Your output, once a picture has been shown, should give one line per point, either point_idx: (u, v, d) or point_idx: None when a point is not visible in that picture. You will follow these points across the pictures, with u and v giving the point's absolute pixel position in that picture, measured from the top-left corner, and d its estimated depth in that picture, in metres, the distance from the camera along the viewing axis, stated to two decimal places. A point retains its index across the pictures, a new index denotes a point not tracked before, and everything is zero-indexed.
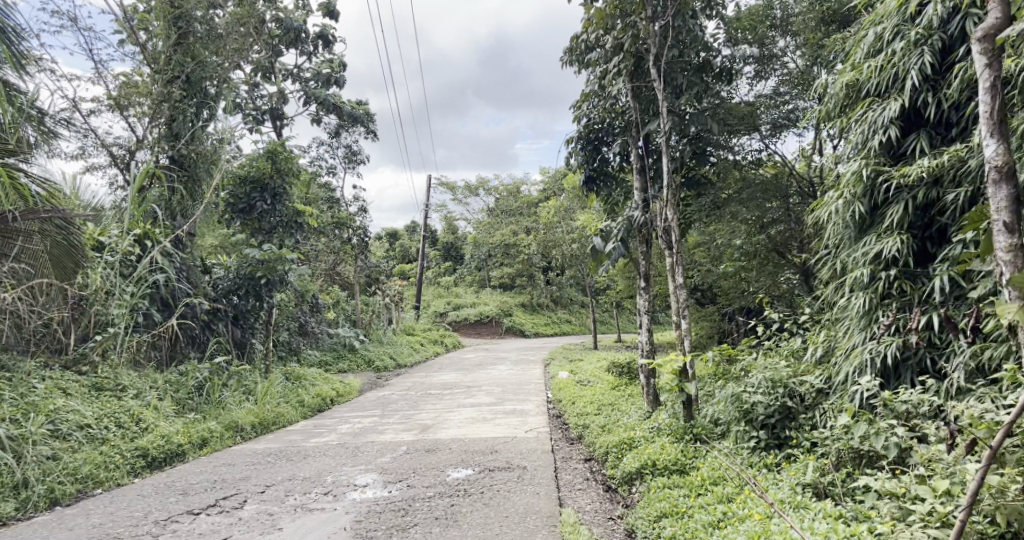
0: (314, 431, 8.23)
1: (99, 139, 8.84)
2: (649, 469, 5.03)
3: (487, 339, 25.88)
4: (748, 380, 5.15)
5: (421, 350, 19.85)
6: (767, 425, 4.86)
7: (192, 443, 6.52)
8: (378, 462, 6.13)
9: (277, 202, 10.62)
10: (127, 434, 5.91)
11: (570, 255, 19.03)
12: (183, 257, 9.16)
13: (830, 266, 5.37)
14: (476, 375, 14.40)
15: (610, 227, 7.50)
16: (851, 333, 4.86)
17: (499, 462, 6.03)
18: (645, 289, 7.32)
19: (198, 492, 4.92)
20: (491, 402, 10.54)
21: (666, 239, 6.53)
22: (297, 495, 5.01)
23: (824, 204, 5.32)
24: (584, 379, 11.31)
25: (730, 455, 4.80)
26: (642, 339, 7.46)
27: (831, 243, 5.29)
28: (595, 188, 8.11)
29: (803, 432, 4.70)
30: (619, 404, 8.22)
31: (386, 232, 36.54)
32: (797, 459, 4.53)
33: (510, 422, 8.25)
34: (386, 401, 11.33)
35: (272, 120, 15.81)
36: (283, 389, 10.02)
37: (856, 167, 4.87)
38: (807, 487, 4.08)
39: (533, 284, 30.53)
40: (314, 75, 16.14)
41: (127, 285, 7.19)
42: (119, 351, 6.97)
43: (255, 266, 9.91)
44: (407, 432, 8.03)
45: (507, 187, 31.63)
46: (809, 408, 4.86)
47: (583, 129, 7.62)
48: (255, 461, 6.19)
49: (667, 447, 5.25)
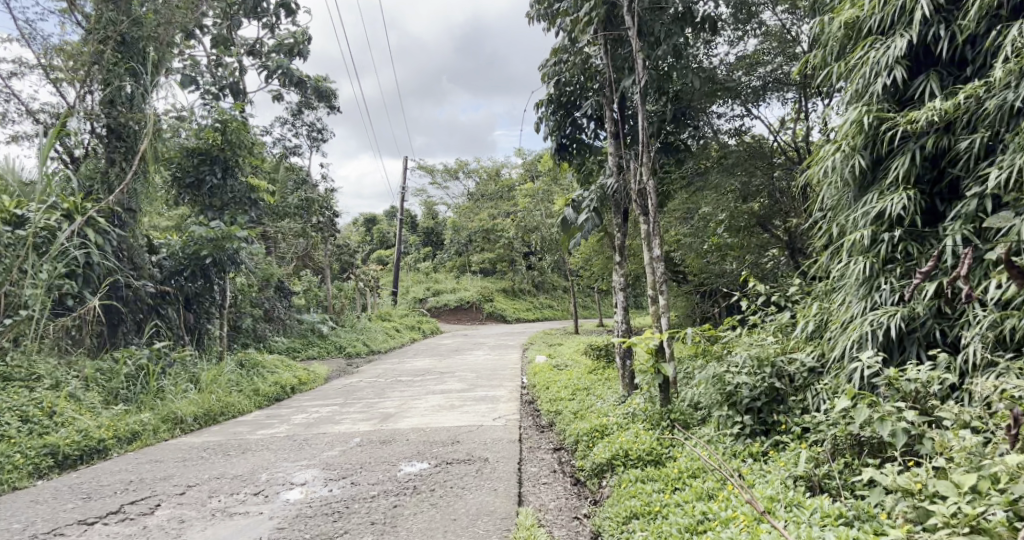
0: (264, 422, 7.62)
1: (24, 105, 8.15)
2: (621, 461, 4.48)
3: (468, 325, 25.23)
4: (731, 358, 4.61)
5: (398, 336, 19.22)
6: (752, 409, 4.33)
7: (117, 438, 5.93)
8: (324, 456, 5.53)
9: (228, 177, 10.07)
10: (33, 429, 5.32)
11: (549, 237, 18.47)
12: (120, 235, 8.48)
13: (825, 231, 4.82)
14: (451, 361, 13.79)
15: (582, 197, 6.95)
16: (849, 304, 4.32)
17: (459, 454, 5.45)
18: (620, 262, 6.74)
19: (105, 496, 4.30)
20: (462, 388, 9.96)
21: (642, 205, 5.88)
22: (221, 496, 4.39)
23: (819, 160, 4.77)
24: (562, 363, 10.78)
25: (712, 444, 4.26)
26: (618, 318, 6.88)
27: (826, 204, 4.74)
28: (568, 156, 7.51)
29: (793, 417, 4.17)
30: (595, 388, 7.67)
31: (364, 217, 35.76)
32: (786, 447, 4.00)
33: (478, 409, 7.67)
34: (351, 388, 10.74)
35: (233, 95, 14.98)
36: (237, 377, 9.40)
37: (856, 114, 4.33)
38: (798, 480, 3.56)
39: (514, 269, 29.89)
40: (277, 47, 15.32)
41: (44, 262, 6.54)
42: (34, 337, 6.39)
43: (201, 245, 9.25)
44: (366, 421, 7.43)
45: (488, 170, 30.91)
46: (799, 390, 4.33)
47: (552, 90, 7.03)
48: (186, 457, 5.58)
49: (642, 435, 4.70)
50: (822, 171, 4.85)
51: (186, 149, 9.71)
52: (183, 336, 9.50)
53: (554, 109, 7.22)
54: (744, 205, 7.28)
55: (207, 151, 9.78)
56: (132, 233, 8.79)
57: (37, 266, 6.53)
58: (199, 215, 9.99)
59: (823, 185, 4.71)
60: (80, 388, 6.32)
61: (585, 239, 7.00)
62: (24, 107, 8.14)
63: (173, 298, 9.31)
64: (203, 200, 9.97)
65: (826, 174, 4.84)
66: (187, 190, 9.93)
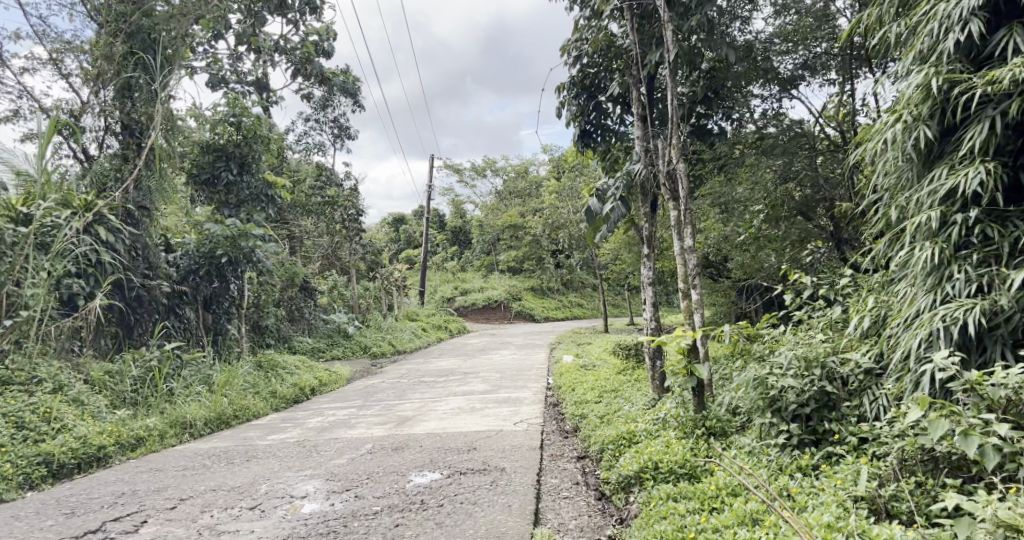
0: (277, 426, 7.31)
1: (37, 101, 8.01)
2: (650, 474, 4.02)
3: (496, 325, 24.80)
4: (774, 359, 4.12)
5: (424, 336, 18.91)
6: (800, 416, 3.85)
7: (120, 445, 5.67)
8: (331, 464, 5.18)
9: (244, 173, 9.84)
10: (27, 436, 5.08)
11: (577, 235, 17.91)
12: (132, 234, 8.28)
13: (882, 215, 4.32)
14: (476, 361, 13.39)
15: (608, 185, 6.48)
16: (914, 296, 3.81)
17: (474, 463, 5.05)
18: (648, 255, 6.26)
19: (91, 511, 4.04)
20: (485, 389, 9.55)
21: (671, 190, 5.39)
22: (213, 511, 4.06)
23: (875, 135, 4.28)
24: (590, 363, 10.30)
25: (754, 456, 3.78)
26: (646, 316, 6.41)
27: (885, 185, 4.23)
28: (592, 144, 7.07)
29: (848, 426, 3.69)
30: (623, 390, 7.21)
31: (392, 217, 35.63)
32: (841, 461, 3.51)
33: (499, 412, 7.25)
34: (372, 390, 10.43)
35: (257, 93, 14.81)
36: (254, 378, 9.15)
37: (921, 78, 3.84)
38: (859, 502, 3.11)
39: (543, 268, 29.39)
40: (301, 43, 15.09)
41: (46, 261, 6.33)
42: (36, 338, 6.18)
43: (215, 243, 9.01)
44: (381, 425, 7.07)
45: (516, 167, 30.44)
46: (853, 394, 3.84)
47: (575, 72, 6.61)
48: (188, 465, 5.28)
49: (674, 445, 4.23)
50: (879, 149, 4.36)
51: (201, 145, 9.51)
52: (199, 337, 9.29)
53: (577, 93, 6.79)
54: (786, 191, 6.73)
55: (223, 145, 9.57)
56: (147, 231, 8.58)
57: (38, 265, 6.34)
58: (215, 213, 9.76)
59: (881, 162, 4.22)
60: (85, 391, 6.09)
61: (611, 230, 6.54)
62: (37, 103, 8.00)
63: (191, 297, 9.15)
64: (219, 198, 9.76)
65: (882, 151, 4.34)
66: (203, 187, 9.72)
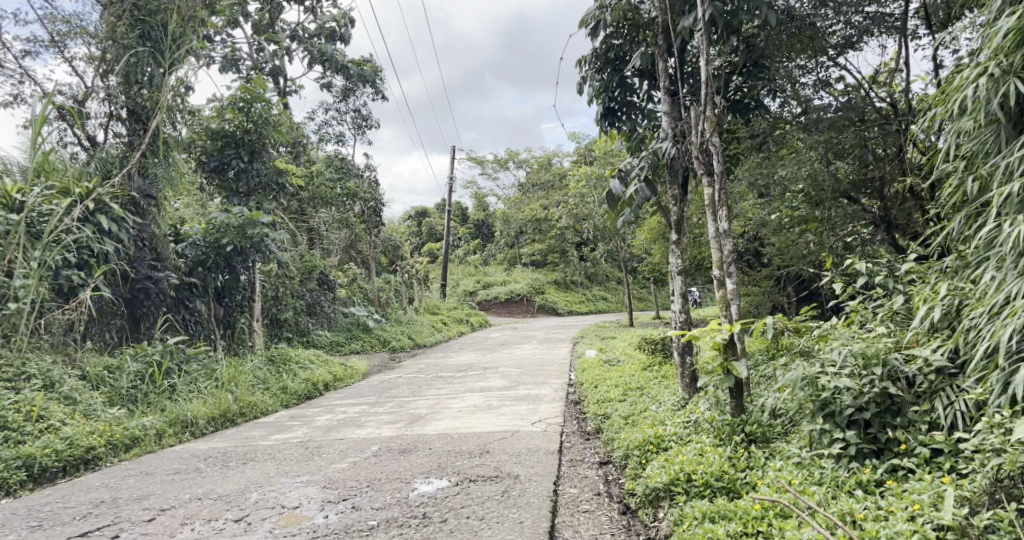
0: (283, 424, 6.93)
1: (39, 85, 7.69)
2: (682, 488, 3.55)
3: (519, 318, 24.35)
4: (824, 356, 3.62)
5: (444, 330, 18.52)
6: (857, 422, 3.34)
7: (112, 445, 5.33)
8: (331, 470, 4.80)
9: (255, 160, 9.51)
10: (8, 438, 4.76)
11: (602, 226, 17.33)
12: (137, 225, 7.98)
13: (959, 185, 3.78)
14: (496, 356, 12.95)
15: (633, 166, 5.96)
16: (999, 282, 3.25)
17: (485, 469, 4.65)
18: (677, 242, 5.75)
19: (60, 524, 3.72)
20: (504, 386, 9.10)
21: (706, 163, 4.82)
22: (194, 524, 3.70)
23: (954, 95, 3.74)
24: (614, 358, 9.81)
25: (802, 469, 3.29)
26: (675, 308, 5.91)
27: (965, 152, 3.68)
28: (616, 122, 6.60)
29: (917, 434, 3.19)
30: (649, 388, 6.72)
31: (414, 211, 35.40)
32: (910, 477, 3.02)
33: (517, 411, 6.79)
34: (388, 385, 10.05)
35: (274, 82, 14.53)
36: (264, 373, 8.83)
37: (1011, 22, 3.32)
38: (944, 532, 2.62)
39: (566, 261, 28.84)
40: (317, 30, 14.74)
41: (37, 249, 5.99)
42: (26, 332, 5.85)
43: (223, 232, 8.70)
44: (392, 424, 6.68)
45: (539, 159, 29.94)
46: (921, 397, 3.33)
47: (598, 43, 6.14)
48: (180, 468, 4.91)
49: (708, 454, 3.75)
50: (957, 111, 3.81)
51: (210, 131, 9.16)
52: (209, 330, 8.99)
53: (601, 67, 6.33)
54: (828, 171, 6.18)
55: (232, 132, 9.25)
56: (155, 221, 8.27)
57: (29, 256, 6.01)
58: (224, 202, 9.42)
59: (961, 125, 3.68)
60: (78, 388, 5.76)
61: (636, 216, 6.03)
62: (39, 87, 7.67)
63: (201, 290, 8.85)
64: (229, 186, 9.45)
65: (962, 113, 3.81)
66: (212, 175, 9.40)
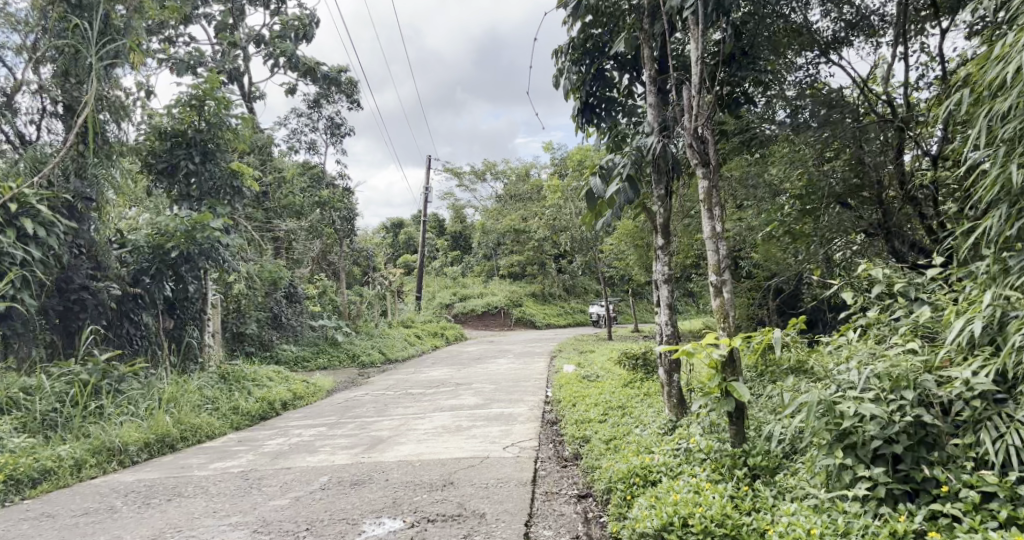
0: (228, 449, 6.25)
1: None
2: (676, 534, 2.98)
3: (495, 331, 23.73)
4: (841, 377, 3.17)
5: (418, 343, 17.81)
6: (884, 457, 2.91)
7: (14, 481, 4.78)
8: (266, 508, 4.17)
9: (209, 161, 8.83)
10: None
11: (581, 237, 16.72)
12: (72, 230, 7.28)
13: (996, 176, 3.30)
14: (470, 371, 12.31)
15: (615, 162, 5.40)
16: None
17: (447, 506, 4.05)
18: (663, 248, 5.24)
19: None
20: (476, 404, 8.45)
21: (701, 153, 4.30)
22: None
23: (992, 70, 3.30)
24: (592, 373, 9.23)
25: (823, 514, 2.80)
26: (661, 320, 5.33)
27: (1002, 137, 3.23)
28: (594, 119, 6.12)
29: (963, 473, 2.77)
30: (632, 407, 6.15)
31: (390, 222, 34.71)
32: (958, 528, 2.58)
33: (488, 433, 6.15)
34: (352, 404, 9.36)
35: (237, 85, 13.89)
36: (214, 392, 8.12)
37: None
38: None
39: (544, 272, 28.32)
40: (282, 30, 14.12)
41: None
42: None
43: (165, 236, 8.00)
44: (349, 449, 6.03)
45: (516, 170, 29.52)
46: (961, 428, 2.93)
47: (576, 31, 5.69)
48: (90, 507, 4.29)
49: (706, 490, 3.20)
50: (993, 90, 3.39)
51: (158, 130, 8.48)
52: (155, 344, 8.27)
53: (579, 59, 5.86)
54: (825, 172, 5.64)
55: (183, 131, 8.60)
56: (93, 226, 7.55)
57: None
58: (173, 205, 8.71)
59: (1001, 108, 3.23)
60: None
61: (616, 217, 5.52)
62: None
63: (148, 302, 8.10)
64: (179, 188, 8.74)
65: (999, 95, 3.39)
66: (161, 177, 8.72)
